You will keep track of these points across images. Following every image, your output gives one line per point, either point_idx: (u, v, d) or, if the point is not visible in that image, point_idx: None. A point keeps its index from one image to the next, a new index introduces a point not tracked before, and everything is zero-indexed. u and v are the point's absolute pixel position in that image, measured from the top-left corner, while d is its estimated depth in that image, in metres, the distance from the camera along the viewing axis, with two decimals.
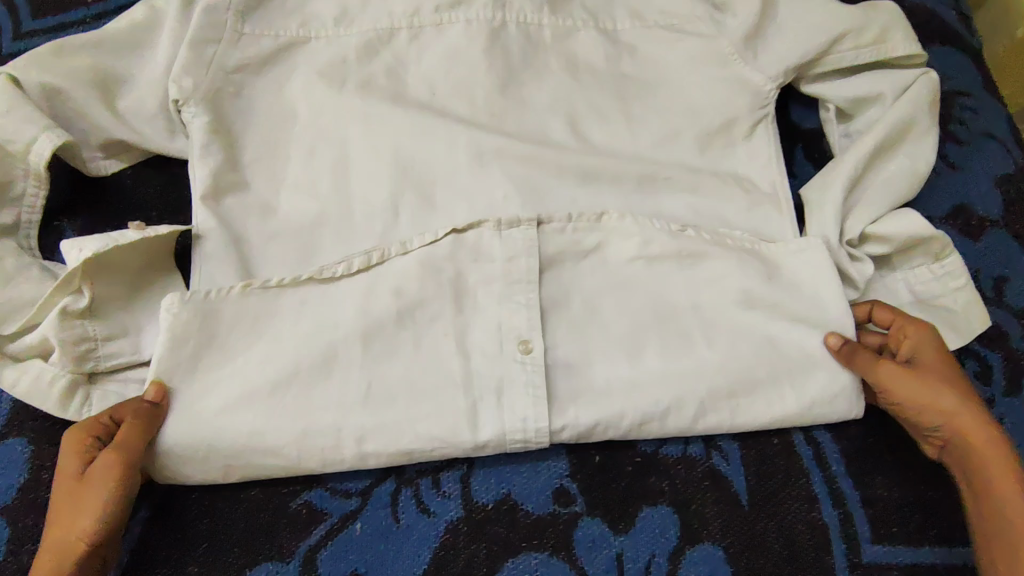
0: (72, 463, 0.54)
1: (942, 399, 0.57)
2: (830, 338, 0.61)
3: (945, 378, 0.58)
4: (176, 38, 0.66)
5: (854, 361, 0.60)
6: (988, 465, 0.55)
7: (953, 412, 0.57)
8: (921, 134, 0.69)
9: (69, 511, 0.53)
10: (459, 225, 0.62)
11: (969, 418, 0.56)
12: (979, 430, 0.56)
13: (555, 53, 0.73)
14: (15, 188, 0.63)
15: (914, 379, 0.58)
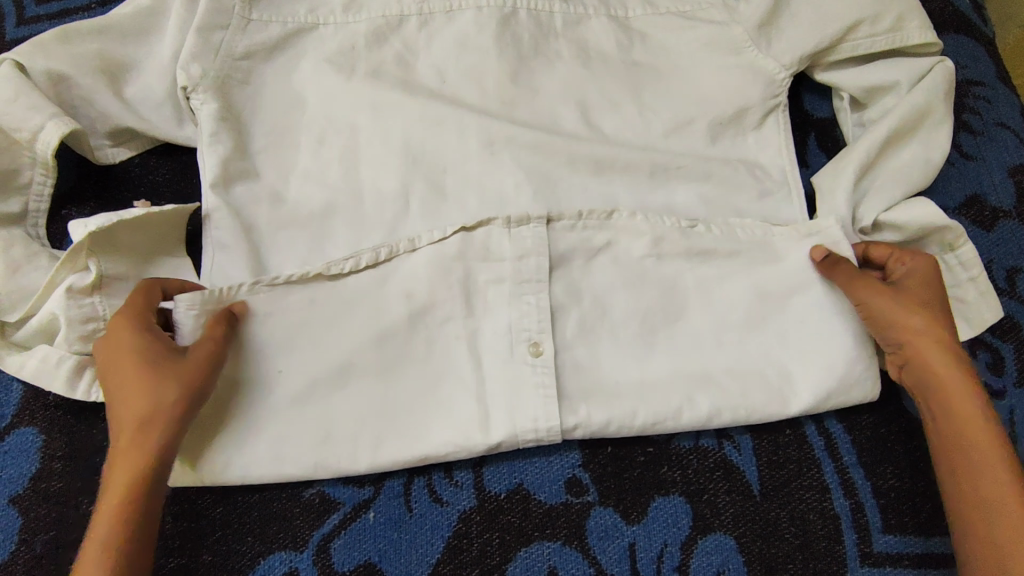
0: (127, 349, 0.53)
1: (904, 316, 0.58)
2: (816, 251, 0.63)
3: (923, 293, 0.59)
4: (184, 24, 0.66)
5: (847, 269, 0.61)
6: (938, 384, 0.56)
7: (918, 328, 0.58)
8: (935, 124, 0.68)
9: (131, 405, 0.52)
10: (468, 223, 0.61)
11: (935, 333, 0.57)
12: (943, 345, 0.57)
13: (566, 40, 0.72)
14: (21, 178, 0.62)
15: (879, 298, 0.59)
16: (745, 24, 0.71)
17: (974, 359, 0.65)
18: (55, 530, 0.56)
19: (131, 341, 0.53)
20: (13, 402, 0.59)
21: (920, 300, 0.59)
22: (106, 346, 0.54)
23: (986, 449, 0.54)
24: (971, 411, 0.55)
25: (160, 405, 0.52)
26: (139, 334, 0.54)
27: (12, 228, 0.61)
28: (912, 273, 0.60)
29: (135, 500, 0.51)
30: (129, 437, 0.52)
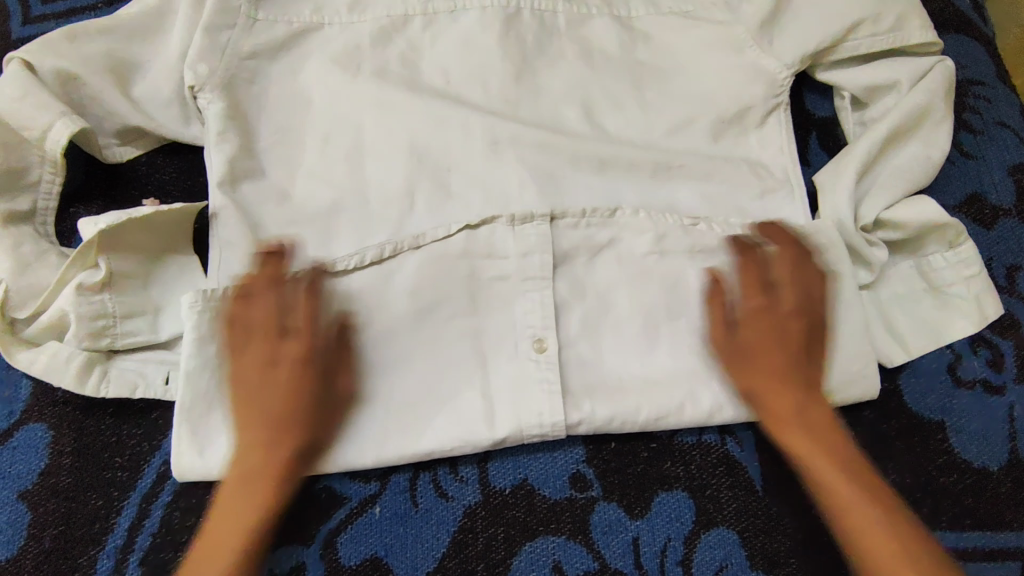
0: (282, 369, 0.55)
1: (742, 379, 0.59)
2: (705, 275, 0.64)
3: (757, 342, 0.58)
4: (190, 23, 0.66)
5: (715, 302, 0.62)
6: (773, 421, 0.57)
7: (756, 388, 0.58)
8: (935, 123, 0.69)
9: (286, 425, 0.55)
10: (472, 220, 0.63)
11: (780, 391, 0.57)
12: (783, 402, 0.57)
13: (569, 39, 0.73)
14: (31, 175, 0.62)
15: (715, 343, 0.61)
16: (747, 23, 0.71)
17: (975, 355, 0.65)
18: (64, 525, 0.56)
19: (293, 360, 0.56)
20: (22, 399, 0.60)
21: (757, 353, 0.58)
22: (263, 358, 0.56)
23: (845, 498, 0.53)
24: (819, 466, 0.54)
25: (308, 438, 0.55)
26: (304, 359, 0.56)
27: (20, 226, 0.61)
28: (752, 314, 0.59)
29: (263, 526, 0.53)
30: (274, 456, 0.54)
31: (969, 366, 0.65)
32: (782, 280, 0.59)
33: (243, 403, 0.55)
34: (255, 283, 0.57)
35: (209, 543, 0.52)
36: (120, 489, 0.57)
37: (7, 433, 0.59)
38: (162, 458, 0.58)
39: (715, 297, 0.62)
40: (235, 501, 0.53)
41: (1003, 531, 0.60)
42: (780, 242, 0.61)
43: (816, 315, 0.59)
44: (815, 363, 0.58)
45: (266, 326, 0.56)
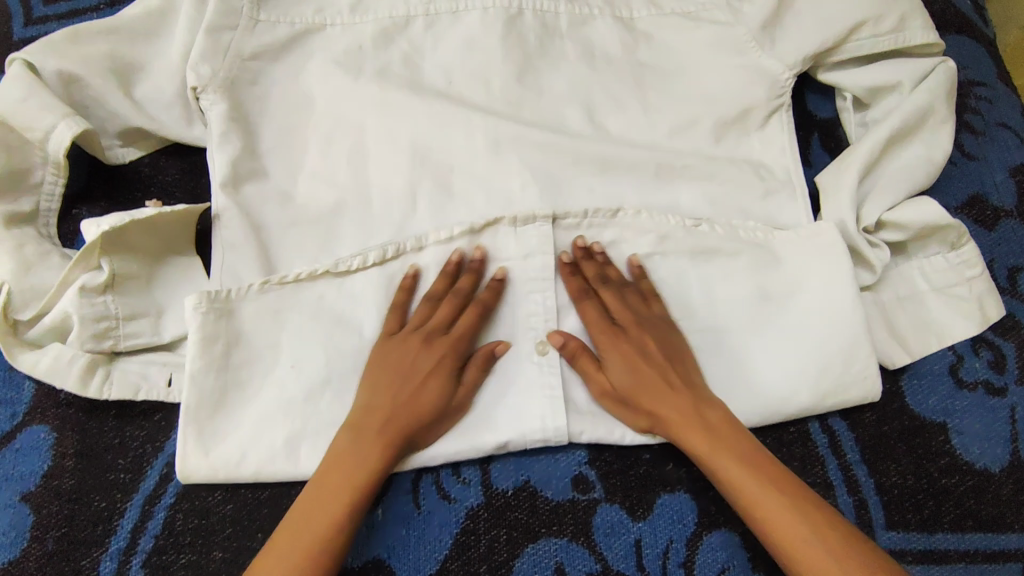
0: (426, 361, 0.58)
1: (641, 415, 0.58)
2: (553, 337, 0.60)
3: (630, 377, 0.58)
4: (192, 25, 0.66)
5: (579, 352, 0.59)
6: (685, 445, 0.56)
7: (651, 413, 0.58)
8: (937, 125, 0.69)
9: (410, 416, 0.56)
10: (475, 225, 0.63)
11: (644, 412, 0.58)
12: (675, 418, 0.57)
13: (571, 40, 0.73)
14: (33, 177, 0.62)
15: (605, 392, 0.59)
16: (749, 25, 0.71)
17: (976, 357, 0.65)
18: (67, 527, 0.56)
19: (437, 357, 0.58)
20: (25, 400, 0.60)
21: (637, 383, 0.58)
22: (417, 346, 0.58)
23: (772, 510, 0.52)
24: (726, 468, 0.54)
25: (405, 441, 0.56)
26: (439, 363, 0.58)
27: (23, 227, 0.61)
28: (614, 347, 0.59)
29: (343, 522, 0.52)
30: (386, 439, 0.55)
31: (971, 368, 0.65)
32: (620, 311, 0.60)
33: (376, 382, 0.57)
34: (440, 280, 0.61)
35: (306, 501, 0.53)
36: (122, 491, 0.57)
37: (10, 434, 0.59)
38: (164, 460, 0.58)
39: (578, 352, 0.59)
40: (339, 467, 0.54)
41: (1005, 532, 0.60)
42: (595, 276, 0.62)
43: (655, 332, 0.60)
44: (693, 377, 0.59)
45: (421, 318, 0.60)
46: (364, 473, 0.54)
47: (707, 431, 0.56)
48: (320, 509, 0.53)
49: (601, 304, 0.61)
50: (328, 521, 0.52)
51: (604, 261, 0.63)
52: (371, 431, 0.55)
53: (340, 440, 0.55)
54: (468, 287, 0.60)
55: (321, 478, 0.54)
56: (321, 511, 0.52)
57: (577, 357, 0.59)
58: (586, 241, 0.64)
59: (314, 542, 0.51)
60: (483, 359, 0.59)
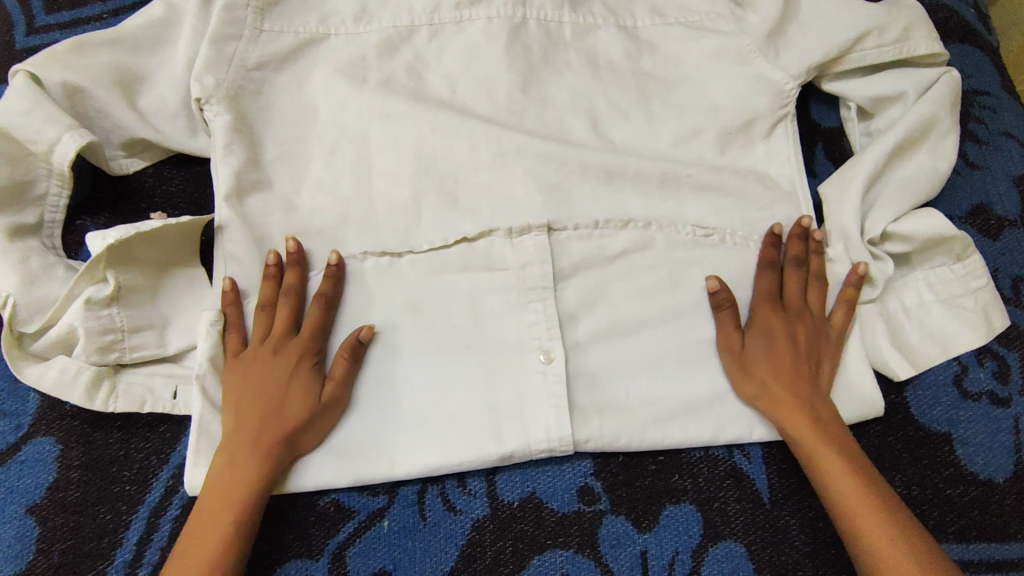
0: (283, 368, 0.58)
1: (752, 381, 0.61)
2: (710, 280, 0.64)
3: (765, 349, 0.61)
4: (197, 36, 0.67)
5: (726, 311, 0.63)
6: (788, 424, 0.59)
7: (765, 384, 0.60)
8: (941, 135, 0.69)
9: (281, 423, 0.56)
10: (470, 234, 0.65)
11: (757, 378, 0.61)
12: (787, 398, 0.59)
13: (576, 50, 0.74)
14: (36, 188, 0.61)
15: (741, 345, 0.62)
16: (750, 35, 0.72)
17: (980, 367, 0.65)
18: (72, 539, 0.56)
19: (293, 362, 0.58)
20: (30, 412, 0.60)
21: (767, 355, 0.61)
22: (267, 356, 0.58)
23: (857, 507, 0.54)
24: (824, 454, 0.57)
25: (279, 443, 0.56)
26: (297, 363, 0.58)
27: (28, 239, 0.60)
28: (765, 316, 0.63)
29: (242, 531, 0.53)
30: (261, 449, 0.55)
31: (976, 378, 0.65)
32: (790, 293, 0.64)
33: (237, 400, 0.57)
34: (269, 285, 0.61)
35: (197, 520, 0.54)
36: (127, 503, 0.57)
37: (14, 447, 0.59)
38: (170, 471, 0.58)
39: (723, 307, 0.63)
40: (222, 491, 0.54)
41: (1008, 542, 0.60)
42: (796, 258, 0.65)
43: (810, 327, 0.63)
44: (822, 372, 0.61)
45: (264, 330, 0.60)
46: (245, 488, 0.54)
47: (816, 424, 0.59)
48: (209, 531, 0.53)
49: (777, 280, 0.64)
50: (224, 532, 0.53)
51: (815, 250, 0.65)
52: (242, 448, 0.55)
53: (216, 465, 0.55)
54: (298, 285, 0.61)
55: (204, 506, 0.54)
56: (210, 539, 0.53)
57: (722, 310, 0.63)
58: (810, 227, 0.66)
59: (208, 570, 0.51)
60: (347, 349, 0.59)
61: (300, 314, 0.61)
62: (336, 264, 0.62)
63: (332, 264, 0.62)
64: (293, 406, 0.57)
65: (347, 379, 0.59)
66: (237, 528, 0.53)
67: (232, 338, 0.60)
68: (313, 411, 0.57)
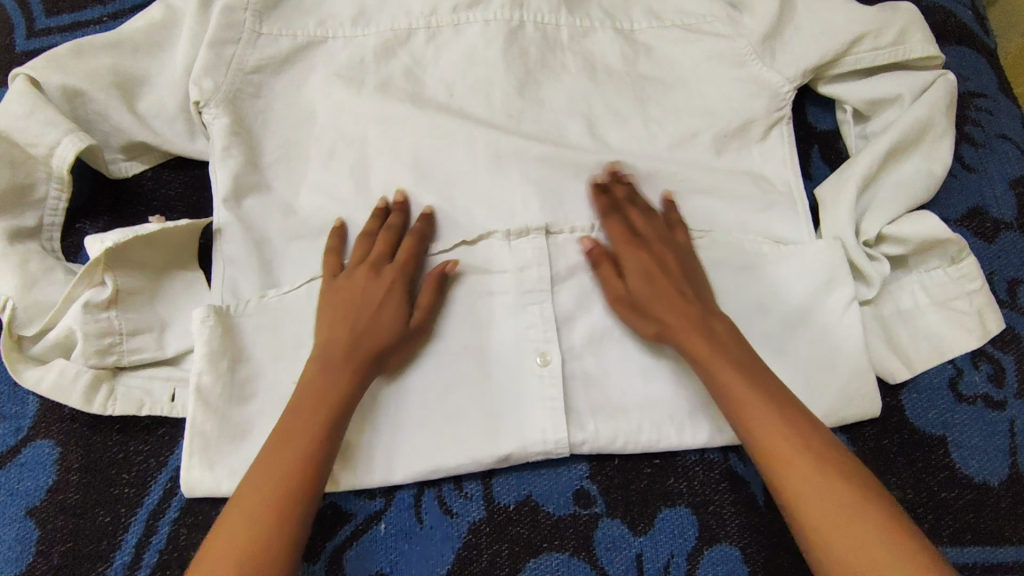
0: (380, 286, 0.60)
1: (649, 321, 0.60)
2: (584, 242, 0.65)
3: (646, 284, 0.61)
4: (196, 41, 0.68)
5: (607, 266, 0.63)
6: (689, 347, 0.58)
7: (660, 320, 0.60)
8: (937, 137, 0.69)
9: (374, 339, 0.58)
10: (469, 238, 0.66)
11: (654, 318, 0.60)
12: (681, 324, 0.58)
13: (572, 53, 0.75)
14: (37, 191, 0.62)
15: (633, 295, 0.61)
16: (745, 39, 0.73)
17: (976, 370, 0.66)
18: (72, 541, 0.56)
19: (389, 283, 0.61)
20: (30, 415, 0.60)
21: (651, 290, 0.61)
22: (365, 276, 0.61)
23: (761, 425, 0.53)
24: (720, 367, 0.56)
25: (370, 358, 0.57)
26: (393, 285, 0.60)
27: (29, 242, 0.60)
28: (636, 256, 0.62)
29: (331, 434, 0.54)
30: (355, 361, 0.57)
31: (971, 381, 0.65)
32: (643, 225, 0.65)
33: (336, 313, 0.59)
34: (377, 220, 0.65)
35: (290, 419, 0.54)
36: (126, 505, 0.57)
37: (14, 449, 0.59)
38: (168, 474, 0.59)
39: (602, 261, 0.64)
40: (316, 392, 0.55)
41: (1003, 545, 0.61)
42: (626, 200, 0.67)
43: (675, 251, 0.63)
44: (704, 293, 0.61)
45: (363, 252, 0.63)
46: (337, 394, 0.55)
47: (712, 339, 0.57)
48: (301, 429, 0.53)
49: (625, 222, 0.65)
50: (313, 434, 0.53)
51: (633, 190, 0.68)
52: (337, 358, 0.57)
53: (312, 369, 0.56)
54: (398, 222, 0.64)
55: (295, 407, 0.55)
56: (304, 436, 0.53)
57: (601, 265, 0.64)
58: (620, 172, 0.70)
59: (298, 466, 0.52)
60: (436, 280, 0.62)
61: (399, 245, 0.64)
62: (428, 214, 0.66)
63: (426, 212, 0.66)
64: (384, 323, 0.59)
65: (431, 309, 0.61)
66: (329, 429, 0.54)
67: (331, 260, 0.62)
68: (401, 333, 0.59)
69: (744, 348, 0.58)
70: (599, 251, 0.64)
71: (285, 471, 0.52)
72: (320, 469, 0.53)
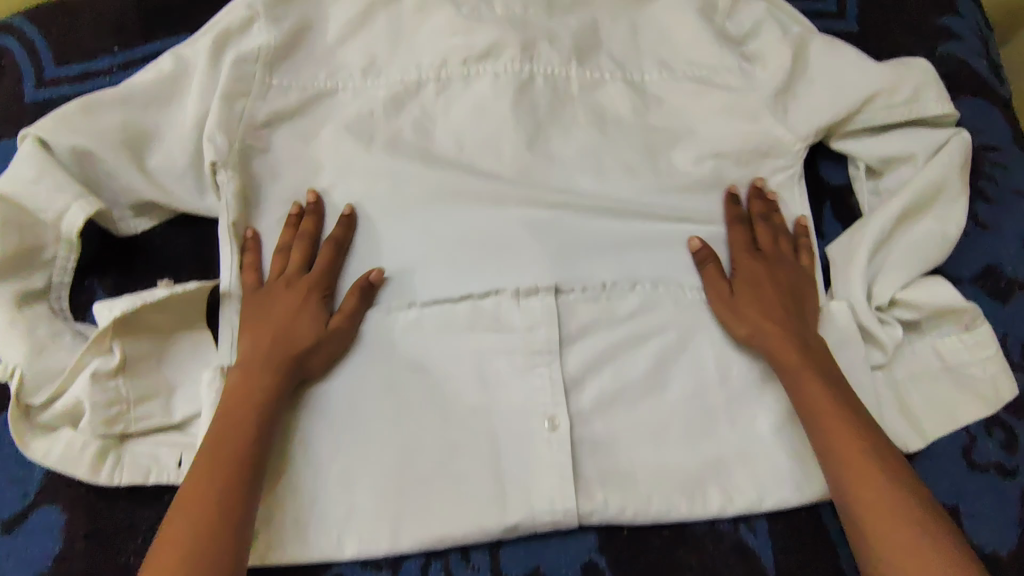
0: (294, 299, 0.63)
1: (744, 323, 0.64)
2: (693, 241, 0.69)
3: (752, 294, 0.65)
4: (206, 94, 0.68)
5: (712, 268, 0.67)
6: (776, 355, 0.62)
7: (756, 326, 0.64)
8: (951, 198, 0.69)
9: (292, 345, 0.60)
10: (476, 296, 0.65)
11: (750, 321, 0.64)
12: (777, 332, 0.63)
13: (582, 104, 0.74)
14: (45, 253, 0.62)
15: (734, 298, 0.65)
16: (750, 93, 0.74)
17: (989, 437, 0.65)
18: None
19: (303, 295, 0.63)
20: (36, 480, 0.60)
21: (754, 299, 0.65)
22: (282, 289, 0.63)
23: (839, 438, 0.57)
24: (807, 380, 0.60)
25: (288, 363, 0.60)
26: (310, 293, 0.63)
27: (36, 305, 0.60)
28: (748, 265, 0.67)
29: (256, 438, 0.56)
30: (275, 368, 0.59)
31: (983, 449, 0.65)
32: (761, 237, 0.69)
33: (256, 324, 0.61)
34: (287, 231, 0.67)
35: (217, 426, 0.57)
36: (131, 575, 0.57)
37: (21, 515, 0.59)
38: None
39: (708, 262, 0.68)
40: (238, 401, 0.57)
41: None
42: (760, 213, 0.70)
43: (788, 270, 0.67)
44: (809, 313, 0.65)
45: (279, 269, 0.65)
46: (257, 399, 0.57)
47: (806, 357, 0.61)
48: (230, 435, 0.56)
49: (747, 233, 0.70)
50: (241, 439, 0.56)
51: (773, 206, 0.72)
52: (258, 365, 0.59)
53: (232, 378, 0.59)
54: (312, 230, 0.66)
55: (223, 414, 0.57)
56: (226, 455, 0.55)
57: (707, 265, 0.68)
58: (765, 188, 0.73)
59: (227, 470, 0.54)
60: (358, 287, 0.64)
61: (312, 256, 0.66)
62: (348, 215, 0.67)
63: (346, 215, 0.67)
64: (300, 328, 0.61)
65: (352, 313, 0.63)
66: (251, 443, 0.56)
67: (246, 279, 0.65)
68: (320, 337, 0.61)
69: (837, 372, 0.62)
70: (708, 256, 0.68)
71: (218, 476, 0.54)
72: (248, 480, 0.54)
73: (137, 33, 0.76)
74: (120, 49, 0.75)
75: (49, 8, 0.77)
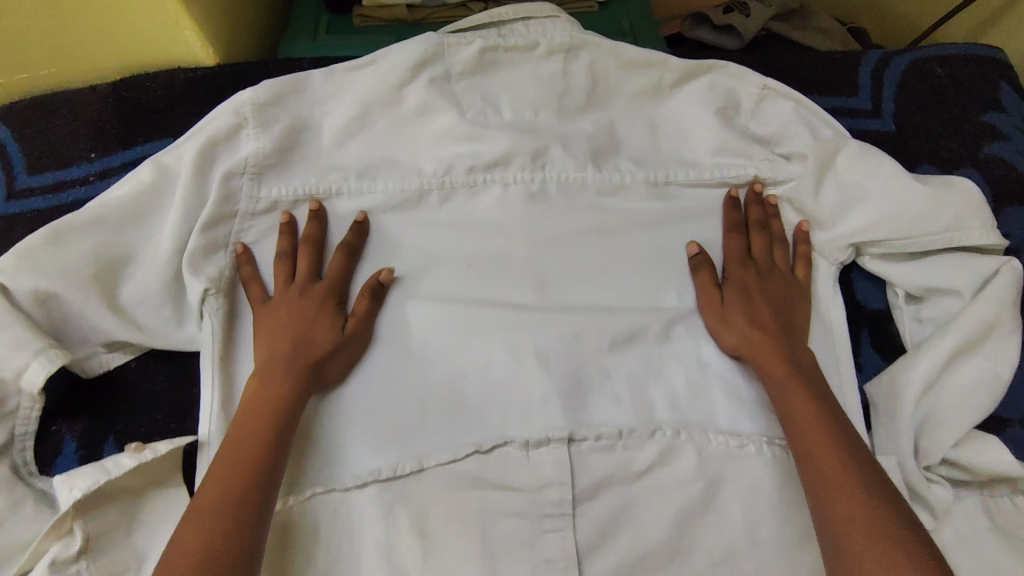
0: (308, 307, 0.61)
1: (733, 333, 0.63)
2: (692, 247, 0.67)
3: (744, 300, 0.64)
4: (186, 214, 0.62)
5: (704, 275, 0.66)
6: (765, 360, 0.61)
7: (748, 331, 0.63)
8: (1004, 337, 0.62)
9: (309, 351, 0.59)
10: (483, 448, 0.60)
11: (738, 328, 0.63)
12: (765, 340, 0.62)
13: (597, 217, 0.68)
14: (5, 406, 0.56)
15: (725, 307, 0.64)
16: (781, 210, 0.71)
17: None
18: None
19: (317, 303, 0.61)
20: None
21: (745, 307, 0.64)
22: (294, 296, 0.61)
23: (812, 436, 0.55)
24: (791, 385, 0.59)
25: (305, 365, 0.58)
26: (326, 296, 0.62)
27: None
28: (740, 274, 0.66)
29: (277, 437, 0.54)
30: (292, 370, 0.58)
31: None
32: (759, 253, 0.67)
33: (271, 332, 0.60)
34: (285, 237, 0.63)
35: (236, 426, 0.55)
36: None
37: None
38: None
39: (702, 267, 0.66)
40: (260, 404, 0.56)
41: None
42: (757, 220, 0.68)
43: (780, 282, 0.66)
44: (797, 327, 0.64)
45: (285, 278, 0.62)
46: (273, 402, 0.56)
47: (790, 363, 0.61)
48: (249, 435, 0.54)
49: (743, 241, 0.68)
50: (260, 438, 0.54)
51: (772, 213, 0.69)
52: (275, 369, 0.58)
53: (250, 384, 0.57)
54: (317, 237, 0.64)
55: (241, 417, 0.55)
56: (248, 454, 0.53)
57: (700, 271, 0.66)
58: (764, 192, 0.70)
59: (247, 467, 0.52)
60: (369, 288, 0.63)
61: (320, 261, 0.64)
62: (360, 221, 0.65)
63: (356, 221, 0.65)
64: (313, 329, 0.60)
65: (364, 316, 0.62)
66: (268, 447, 0.54)
67: (255, 289, 0.62)
68: (336, 340, 0.60)
69: (819, 380, 0.61)
70: (700, 262, 0.67)
71: (235, 473, 0.51)
72: (268, 482, 0.52)
73: (115, 140, 0.70)
74: (98, 155, 0.70)
75: (16, 104, 0.70)
